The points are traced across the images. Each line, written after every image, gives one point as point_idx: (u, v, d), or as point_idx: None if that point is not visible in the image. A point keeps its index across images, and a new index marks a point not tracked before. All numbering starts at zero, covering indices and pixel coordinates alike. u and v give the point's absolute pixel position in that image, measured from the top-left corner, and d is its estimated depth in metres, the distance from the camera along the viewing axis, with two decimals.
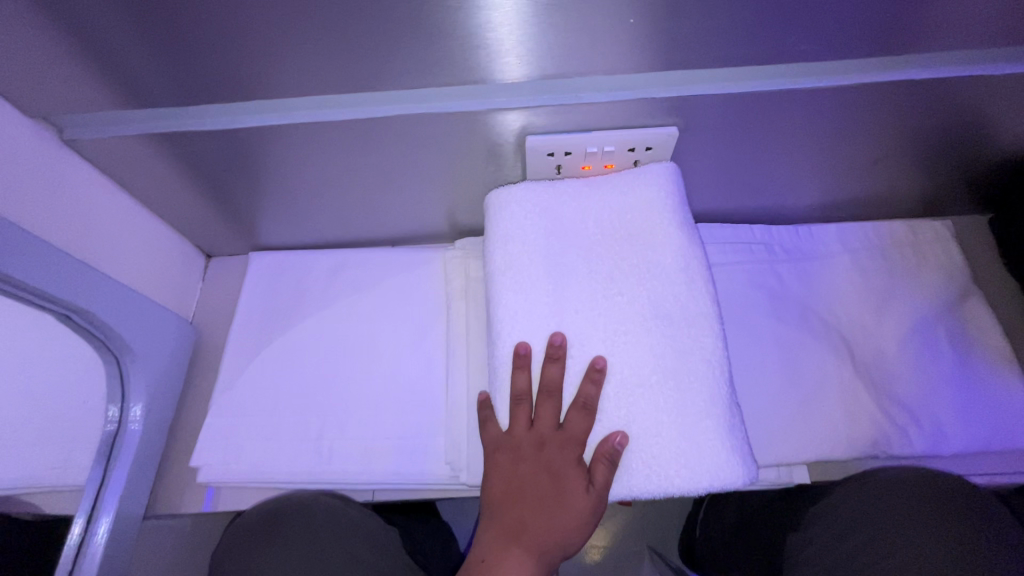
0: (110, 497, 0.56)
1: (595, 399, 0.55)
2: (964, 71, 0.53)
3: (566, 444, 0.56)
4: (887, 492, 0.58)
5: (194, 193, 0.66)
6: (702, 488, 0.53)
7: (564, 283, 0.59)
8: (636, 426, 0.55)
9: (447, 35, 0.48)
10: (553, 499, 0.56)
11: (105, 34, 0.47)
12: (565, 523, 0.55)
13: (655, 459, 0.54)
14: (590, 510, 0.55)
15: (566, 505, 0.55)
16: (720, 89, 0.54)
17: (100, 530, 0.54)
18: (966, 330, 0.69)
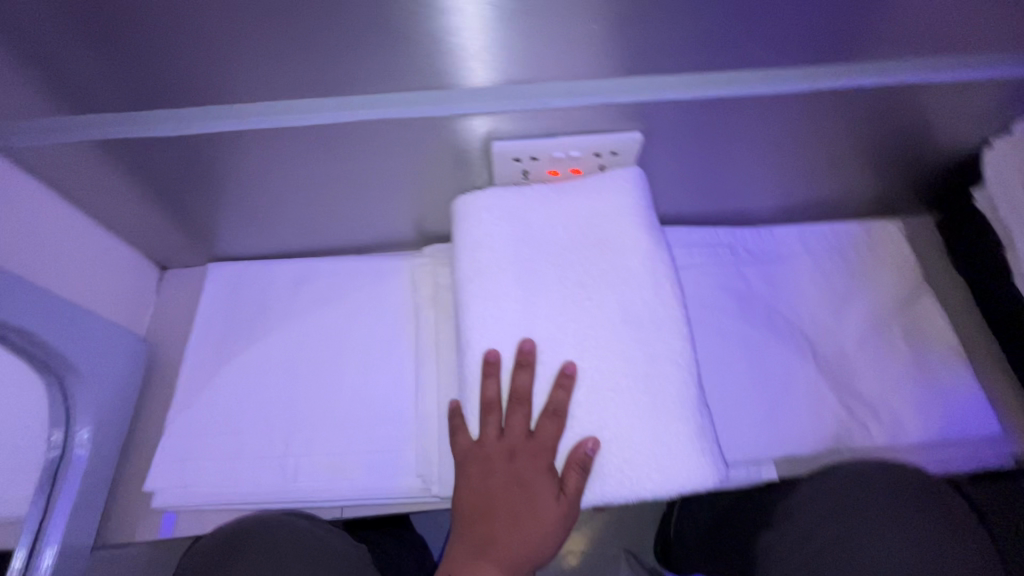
0: (55, 527, 0.53)
1: (565, 403, 0.50)
2: (914, 76, 0.54)
3: (536, 453, 0.50)
4: (854, 485, 0.55)
5: (141, 202, 0.62)
6: (674, 491, 0.48)
7: (539, 289, 0.54)
8: (608, 431, 0.50)
9: (406, 40, 0.45)
10: (521, 510, 0.49)
11: (36, 31, 0.43)
12: (533, 538, 0.49)
13: (627, 464, 0.49)
14: (559, 522, 0.49)
15: (535, 517, 0.49)
16: (680, 94, 0.53)
17: (44, 561, 0.52)
18: (918, 326, 0.67)
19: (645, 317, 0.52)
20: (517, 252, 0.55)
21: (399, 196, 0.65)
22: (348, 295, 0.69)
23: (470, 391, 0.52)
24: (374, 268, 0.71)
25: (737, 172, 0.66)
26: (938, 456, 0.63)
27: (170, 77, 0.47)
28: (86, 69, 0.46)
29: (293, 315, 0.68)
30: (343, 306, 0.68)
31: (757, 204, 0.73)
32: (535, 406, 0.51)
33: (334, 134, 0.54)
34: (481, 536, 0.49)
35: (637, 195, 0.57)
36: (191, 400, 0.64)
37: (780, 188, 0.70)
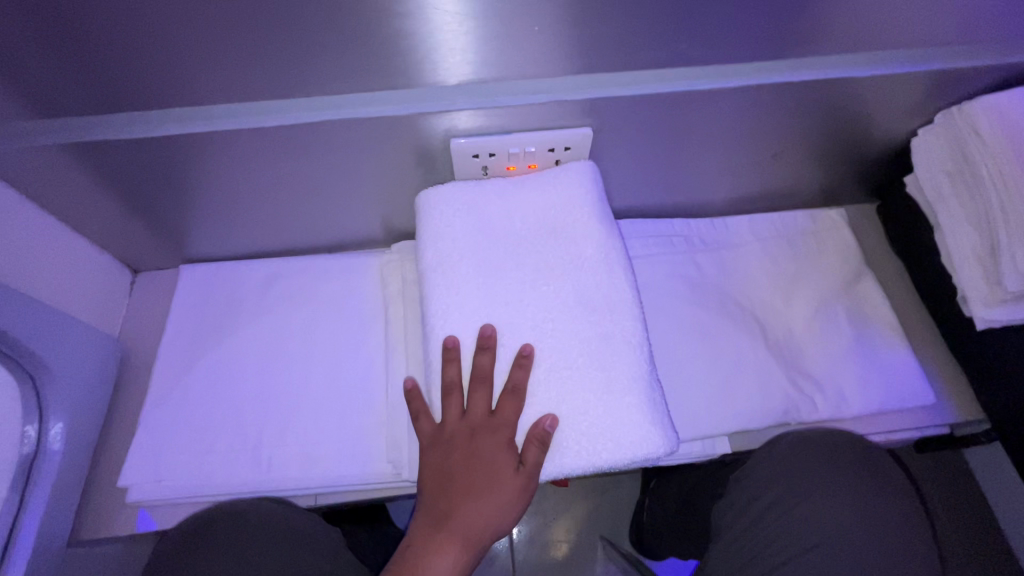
0: (29, 524, 0.54)
1: (523, 381, 0.52)
2: (843, 71, 0.58)
3: (496, 430, 0.52)
4: (795, 454, 0.59)
5: (111, 205, 0.64)
6: (628, 460, 0.51)
7: (498, 276, 0.56)
8: (565, 406, 0.53)
9: (363, 43, 0.50)
10: (482, 485, 0.52)
11: (6, 36, 0.45)
12: (494, 510, 0.52)
13: (584, 437, 0.52)
14: (519, 494, 0.52)
15: (495, 491, 0.52)
16: (625, 90, 0.57)
17: (19, 557, 0.52)
18: (859, 307, 0.71)
19: (599, 300, 0.55)
20: (476, 243, 0.58)
21: (365, 195, 0.68)
22: (318, 292, 0.71)
23: (434, 375, 0.55)
24: (344, 266, 0.73)
25: (687, 165, 0.70)
26: (880, 424, 0.67)
27: (141, 78, 0.50)
28: (60, 71, 0.49)
29: (264, 312, 0.70)
30: (314, 302, 0.71)
31: (709, 196, 0.77)
32: (496, 386, 0.54)
33: (296, 134, 0.56)
34: (444, 510, 0.52)
35: (590, 186, 0.60)
36: (164, 397, 0.65)
37: (730, 180, 0.74)
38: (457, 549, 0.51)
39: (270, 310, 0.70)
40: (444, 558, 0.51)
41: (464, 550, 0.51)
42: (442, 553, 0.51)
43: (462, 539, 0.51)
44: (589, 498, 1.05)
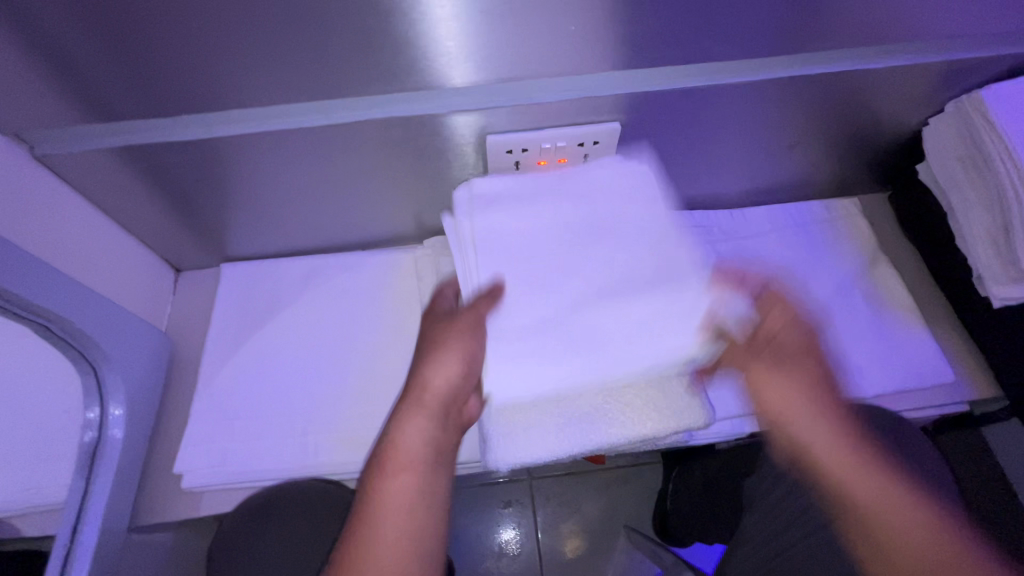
0: (94, 509, 0.57)
1: (495, 300, 0.57)
2: (858, 65, 0.61)
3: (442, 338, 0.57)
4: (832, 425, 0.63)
5: (161, 208, 0.67)
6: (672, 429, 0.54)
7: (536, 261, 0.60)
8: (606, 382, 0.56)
9: (409, 46, 0.51)
10: (432, 349, 0.58)
11: (74, 51, 0.48)
12: (440, 372, 0.56)
13: (631, 406, 0.54)
14: (460, 347, 0.56)
15: (441, 349, 0.57)
16: (652, 86, 0.60)
17: (86, 541, 0.55)
18: (877, 291, 0.74)
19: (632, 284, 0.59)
20: (514, 230, 0.60)
21: (402, 192, 0.71)
22: (356, 287, 0.74)
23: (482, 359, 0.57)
24: (379, 262, 0.77)
25: (706, 158, 0.73)
26: (901, 403, 0.70)
27: (198, 85, 0.53)
28: (120, 82, 0.51)
29: (305, 305, 0.73)
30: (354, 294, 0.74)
31: (726, 187, 0.80)
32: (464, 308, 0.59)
33: (342, 133, 0.59)
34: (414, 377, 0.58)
35: (626, 176, 0.63)
36: (214, 387, 0.68)
37: (747, 172, 0.77)
38: (424, 413, 0.56)
39: (312, 304, 0.73)
40: (414, 421, 0.56)
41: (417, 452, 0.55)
42: (411, 420, 0.56)
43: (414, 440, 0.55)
44: (611, 486, 1.08)
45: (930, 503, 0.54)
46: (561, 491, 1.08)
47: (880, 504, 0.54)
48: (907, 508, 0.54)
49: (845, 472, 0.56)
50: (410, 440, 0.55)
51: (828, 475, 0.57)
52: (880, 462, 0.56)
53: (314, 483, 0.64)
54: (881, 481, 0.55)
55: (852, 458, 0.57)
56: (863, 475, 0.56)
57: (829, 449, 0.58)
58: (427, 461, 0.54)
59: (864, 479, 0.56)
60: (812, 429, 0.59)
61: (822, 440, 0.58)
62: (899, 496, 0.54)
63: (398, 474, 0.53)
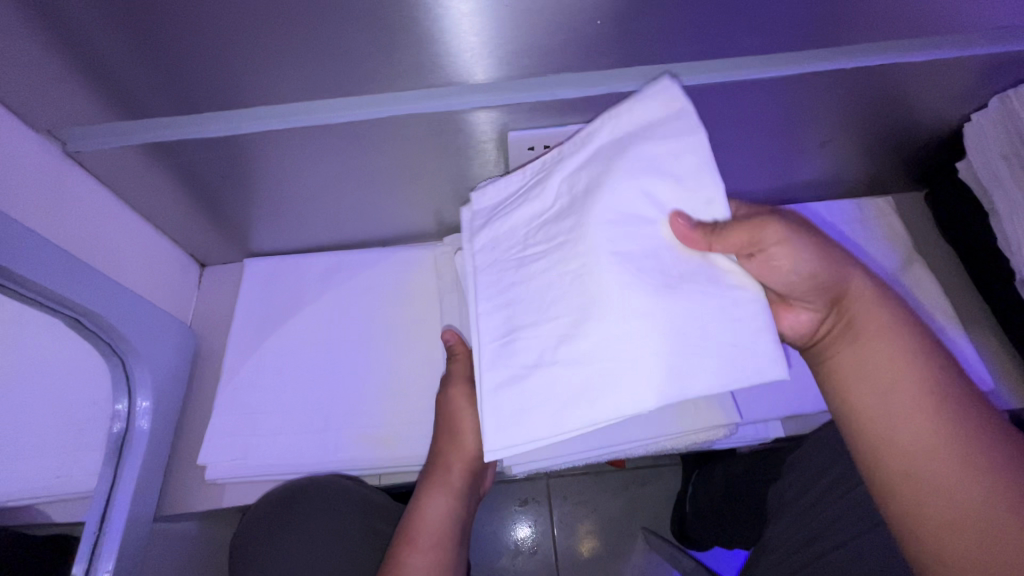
0: (122, 499, 0.59)
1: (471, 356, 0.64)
2: (896, 59, 0.58)
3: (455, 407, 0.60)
4: None
5: (186, 203, 0.68)
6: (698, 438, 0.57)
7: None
8: None
9: (433, 43, 0.50)
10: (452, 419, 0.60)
11: (104, 51, 0.48)
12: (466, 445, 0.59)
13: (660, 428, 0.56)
14: (472, 413, 0.59)
15: (458, 420, 0.59)
16: (679, 82, 0.58)
17: (115, 528, 0.57)
18: (912, 293, 0.72)
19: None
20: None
21: (422, 190, 0.71)
22: (376, 285, 0.75)
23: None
24: (399, 258, 0.77)
25: (733, 155, 0.71)
26: None
27: (222, 83, 0.53)
28: (148, 80, 0.52)
29: (325, 301, 0.73)
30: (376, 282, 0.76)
31: (753, 185, 0.78)
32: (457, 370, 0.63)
33: (366, 130, 0.59)
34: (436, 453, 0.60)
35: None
36: (237, 380, 0.69)
37: (775, 170, 0.75)
38: (444, 492, 0.57)
39: (333, 300, 0.73)
40: (434, 502, 0.56)
41: (436, 534, 0.54)
42: (432, 496, 0.57)
43: (435, 520, 0.55)
44: (629, 485, 1.07)
45: (952, 382, 0.47)
46: (578, 491, 1.08)
47: (885, 379, 0.49)
48: (919, 380, 0.48)
49: (865, 341, 0.50)
50: (432, 518, 0.55)
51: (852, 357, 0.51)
52: (910, 332, 0.50)
53: (335, 479, 0.65)
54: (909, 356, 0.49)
55: (889, 336, 0.50)
56: (880, 344, 0.50)
57: (857, 296, 0.51)
58: (444, 546, 0.54)
59: (891, 362, 0.49)
60: (851, 273, 0.51)
61: (861, 306, 0.50)
62: (924, 374, 0.48)
63: (418, 555, 0.52)
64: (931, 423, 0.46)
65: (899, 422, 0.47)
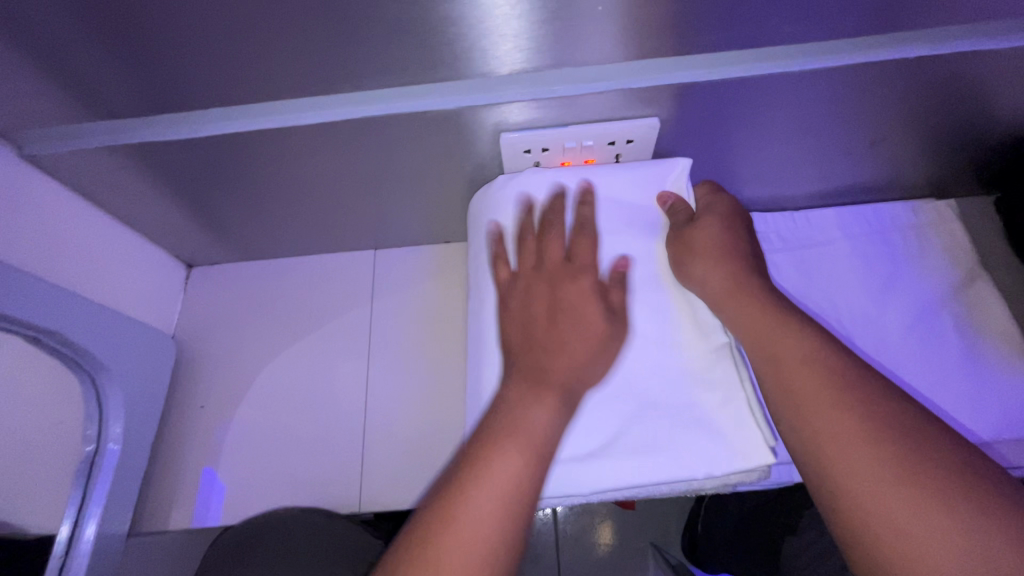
0: (97, 496, 0.58)
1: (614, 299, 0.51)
2: (972, 46, 0.48)
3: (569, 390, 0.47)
4: None
5: (163, 205, 0.64)
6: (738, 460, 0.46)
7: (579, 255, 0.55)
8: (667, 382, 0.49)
9: (407, 35, 0.44)
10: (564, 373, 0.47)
11: (46, 48, 0.44)
12: (536, 421, 0.44)
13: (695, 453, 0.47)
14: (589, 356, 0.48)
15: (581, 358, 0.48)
16: (700, 77, 0.49)
17: (89, 528, 0.57)
18: (971, 318, 0.62)
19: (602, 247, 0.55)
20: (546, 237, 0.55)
21: (414, 196, 0.65)
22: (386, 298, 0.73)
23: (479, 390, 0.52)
24: (404, 264, 0.75)
25: (765, 157, 0.62)
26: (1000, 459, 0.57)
27: (176, 83, 0.47)
28: (98, 78, 0.47)
29: (337, 311, 0.74)
30: (373, 300, 0.73)
31: (789, 190, 0.69)
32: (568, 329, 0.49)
33: (342, 130, 0.53)
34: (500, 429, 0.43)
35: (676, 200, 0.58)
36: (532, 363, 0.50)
37: (813, 172, 0.65)
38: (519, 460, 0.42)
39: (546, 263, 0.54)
40: (538, 410, 0.44)
41: (530, 455, 0.42)
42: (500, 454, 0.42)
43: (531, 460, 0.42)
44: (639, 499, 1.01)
45: (898, 417, 0.39)
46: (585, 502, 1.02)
47: (828, 445, 0.39)
48: (851, 419, 0.39)
49: (792, 382, 0.42)
50: (499, 477, 0.41)
51: (788, 397, 0.42)
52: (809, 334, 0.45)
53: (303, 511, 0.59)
54: (835, 390, 0.41)
55: (801, 350, 0.44)
56: (818, 404, 0.40)
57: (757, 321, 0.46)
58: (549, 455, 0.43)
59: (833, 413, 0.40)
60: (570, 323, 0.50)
61: (739, 293, 0.48)
62: (860, 409, 0.39)
63: (478, 496, 0.40)
64: (868, 468, 0.37)
65: (859, 485, 0.37)
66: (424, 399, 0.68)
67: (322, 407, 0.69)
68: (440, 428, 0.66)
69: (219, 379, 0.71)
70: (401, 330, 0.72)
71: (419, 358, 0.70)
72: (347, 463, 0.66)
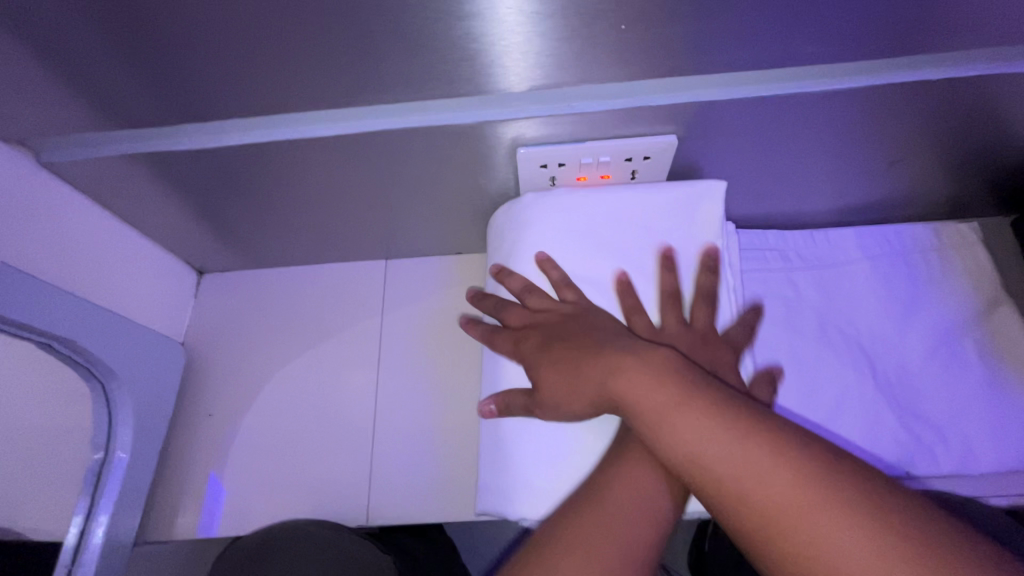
0: (105, 502, 0.58)
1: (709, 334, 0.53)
2: (997, 69, 0.47)
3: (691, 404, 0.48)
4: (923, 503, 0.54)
5: (177, 213, 0.64)
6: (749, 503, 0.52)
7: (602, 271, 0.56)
8: None
9: (428, 50, 0.43)
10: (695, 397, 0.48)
11: (68, 58, 0.44)
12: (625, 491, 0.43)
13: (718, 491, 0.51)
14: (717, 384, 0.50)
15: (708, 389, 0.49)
16: (720, 96, 0.49)
17: (98, 531, 0.57)
18: (991, 342, 0.62)
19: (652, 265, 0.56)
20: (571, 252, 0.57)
21: (429, 208, 0.65)
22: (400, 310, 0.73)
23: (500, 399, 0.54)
24: (417, 274, 0.75)
25: (784, 175, 0.62)
26: (1015, 487, 0.57)
27: (196, 94, 0.47)
28: (118, 88, 0.47)
29: (350, 321, 0.73)
30: (385, 310, 0.73)
31: (805, 207, 0.69)
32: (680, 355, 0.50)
33: (361, 142, 0.53)
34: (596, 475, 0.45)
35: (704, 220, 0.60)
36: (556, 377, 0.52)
37: (829, 190, 0.65)
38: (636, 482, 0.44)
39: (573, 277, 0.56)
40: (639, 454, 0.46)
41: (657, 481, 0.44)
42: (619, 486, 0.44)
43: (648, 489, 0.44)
44: None
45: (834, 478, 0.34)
46: None
47: (772, 528, 0.34)
48: (776, 485, 0.34)
49: (705, 460, 0.37)
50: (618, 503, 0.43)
51: (718, 489, 0.36)
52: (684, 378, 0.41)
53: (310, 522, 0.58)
54: (767, 451, 0.36)
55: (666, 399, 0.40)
56: (725, 458, 0.36)
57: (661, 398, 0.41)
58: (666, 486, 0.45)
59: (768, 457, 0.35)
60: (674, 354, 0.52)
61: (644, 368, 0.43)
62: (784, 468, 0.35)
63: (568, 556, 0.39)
64: (833, 539, 0.32)
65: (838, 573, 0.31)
66: (435, 411, 0.67)
67: (332, 417, 0.68)
68: (450, 442, 0.66)
69: (228, 386, 0.71)
70: (413, 341, 0.71)
71: (430, 370, 0.69)
72: (356, 476, 0.65)
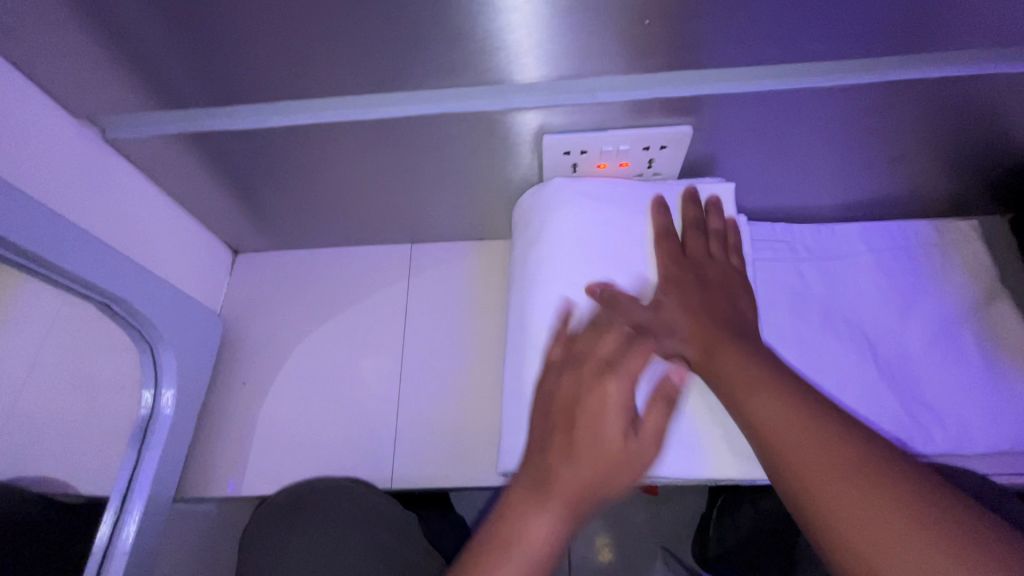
0: (147, 464, 0.62)
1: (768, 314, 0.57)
2: (992, 69, 0.51)
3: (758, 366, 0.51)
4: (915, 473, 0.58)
5: (220, 192, 0.68)
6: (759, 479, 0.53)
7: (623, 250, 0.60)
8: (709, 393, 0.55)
9: (467, 40, 0.48)
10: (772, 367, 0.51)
11: (140, 41, 0.48)
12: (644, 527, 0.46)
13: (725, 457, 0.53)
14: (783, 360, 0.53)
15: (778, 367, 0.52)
16: (733, 89, 0.53)
17: (129, 526, 0.59)
18: (988, 332, 0.65)
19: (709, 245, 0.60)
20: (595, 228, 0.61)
21: (456, 192, 0.69)
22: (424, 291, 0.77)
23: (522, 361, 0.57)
24: (440, 258, 0.79)
25: (791, 168, 0.65)
26: (1006, 465, 0.60)
27: (254, 78, 0.52)
28: (182, 71, 0.51)
29: (375, 300, 0.77)
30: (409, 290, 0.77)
31: (812, 201, 0.72)
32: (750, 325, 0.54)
33: (399, 126, 0.57)
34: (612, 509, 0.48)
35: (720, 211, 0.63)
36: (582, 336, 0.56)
37: (835, 184, 0.68)
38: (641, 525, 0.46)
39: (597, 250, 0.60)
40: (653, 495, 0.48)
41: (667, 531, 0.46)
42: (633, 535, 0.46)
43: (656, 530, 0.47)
44: (652, 501, 1.02)
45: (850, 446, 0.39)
46: None
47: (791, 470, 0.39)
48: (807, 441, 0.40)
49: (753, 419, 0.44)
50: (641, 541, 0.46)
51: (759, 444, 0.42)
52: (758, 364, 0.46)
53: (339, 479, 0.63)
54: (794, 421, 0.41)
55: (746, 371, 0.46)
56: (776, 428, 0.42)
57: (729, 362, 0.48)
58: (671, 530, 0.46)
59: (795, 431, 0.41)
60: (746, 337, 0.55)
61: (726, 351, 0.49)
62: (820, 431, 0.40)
63: None
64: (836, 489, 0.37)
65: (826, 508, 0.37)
66: (456, 386, 0.71)
67: (358, 389, 0.72)
68: (470, 414, 0.69)
69: (260, 358, 0.75)
70: (436, 320, 0.75)
71: (452, 347, 0.73)
72: (379, 445, 0.69)
